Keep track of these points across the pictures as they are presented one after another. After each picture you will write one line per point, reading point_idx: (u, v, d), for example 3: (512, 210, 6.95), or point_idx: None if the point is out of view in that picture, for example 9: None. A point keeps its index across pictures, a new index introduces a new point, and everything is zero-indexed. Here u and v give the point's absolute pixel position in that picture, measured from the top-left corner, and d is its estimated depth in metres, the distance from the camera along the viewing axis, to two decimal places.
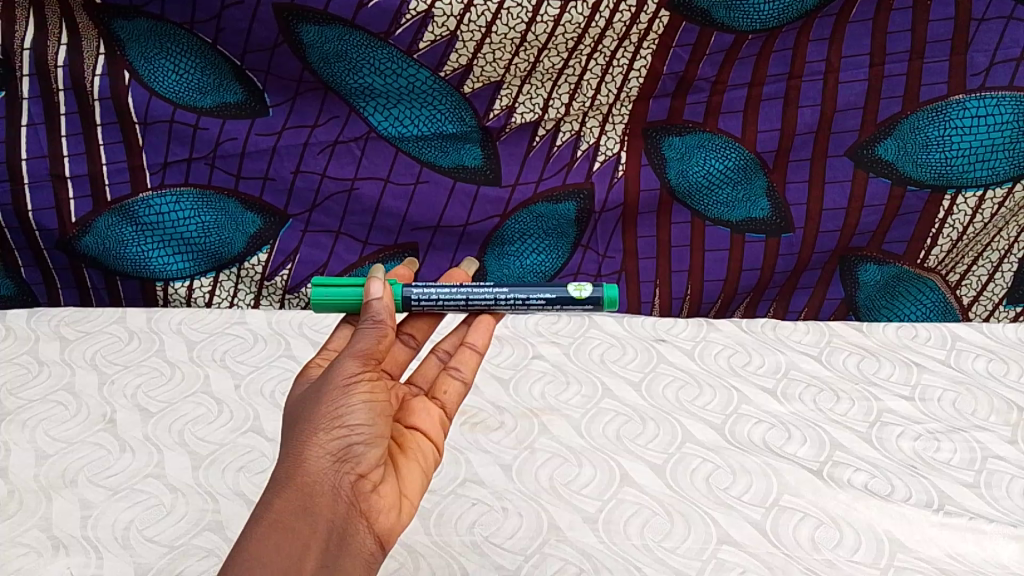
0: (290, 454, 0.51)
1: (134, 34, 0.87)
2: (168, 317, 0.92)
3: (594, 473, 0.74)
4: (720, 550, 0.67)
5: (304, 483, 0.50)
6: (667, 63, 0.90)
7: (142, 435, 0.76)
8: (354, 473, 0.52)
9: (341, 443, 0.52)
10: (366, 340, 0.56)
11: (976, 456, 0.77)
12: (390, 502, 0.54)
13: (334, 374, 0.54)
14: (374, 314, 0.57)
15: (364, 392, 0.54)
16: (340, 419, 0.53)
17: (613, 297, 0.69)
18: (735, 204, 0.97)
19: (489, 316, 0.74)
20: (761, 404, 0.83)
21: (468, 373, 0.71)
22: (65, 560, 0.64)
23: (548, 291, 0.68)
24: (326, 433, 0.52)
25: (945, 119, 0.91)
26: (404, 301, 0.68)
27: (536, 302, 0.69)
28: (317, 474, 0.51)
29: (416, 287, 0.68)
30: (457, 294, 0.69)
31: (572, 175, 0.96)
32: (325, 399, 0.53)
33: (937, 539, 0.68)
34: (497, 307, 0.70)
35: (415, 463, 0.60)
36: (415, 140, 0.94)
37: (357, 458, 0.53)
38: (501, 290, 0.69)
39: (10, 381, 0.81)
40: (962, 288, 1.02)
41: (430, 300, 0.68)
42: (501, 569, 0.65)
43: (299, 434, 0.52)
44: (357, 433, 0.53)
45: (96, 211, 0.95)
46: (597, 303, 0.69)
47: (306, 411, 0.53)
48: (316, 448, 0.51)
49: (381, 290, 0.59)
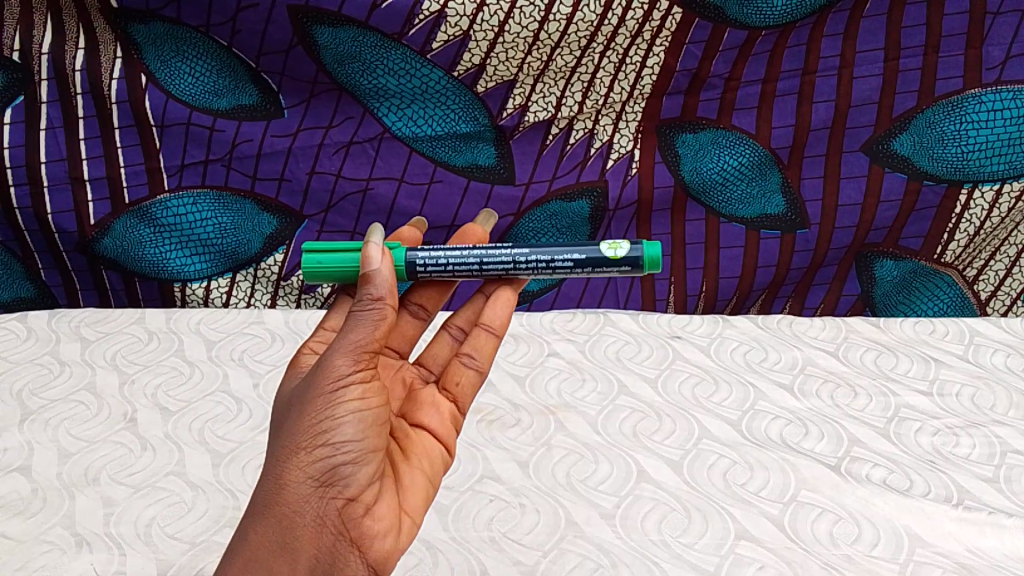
0: (271, 477, 0.52)
1: (150, 38, 0.88)
2: (188, 316, 0.92)
3: (610, 469, 0.74)
4: (739, 545, 0.67)
5: (285, 512, 0.51)
6: (681, 61, 0.90)
7: (163, 434, 0.76)
8: (341, 497, 0.52)
9: (324, 466, 0.52)
10: (360, 331, 0.53)
11: (995, 450, 0.77)
12: (386, 525, 0.54)
13: (318, 381, 0.53)
14: (372, 293, 0.54)
15: (352, 401, 0.53)
16: (324, 437, 0.52)
17: (654, 257, 0.64)
18: (750, 201, 0.97)
19: (510, 288, 0.68)
20: (778, 401, 0.83)
21: (484, 361, 0.69)
22: (88, 557, 0.64)
23: (576, 251, 0.64)
24: (308, 455, 0.52)
25: (962, 113, 0.91)
26: (408, 265, 0.64)
27: (563, 264, 0.64)
28: (298, 500, 0.52)
29: (422, 251, 0.64)
30: (470, 257, 0.64)
31: (586, 173, 0.96)
32: (308, 413, 0.52)
33: (957, 533, 0.68)
34: (518, 272, 0.65)
35: (417, 470, 0.60)
36: (430, 139, 0.94)
37: (345, 480, 0.53)
38: (521, 252, 0.64)
39: (32, 382, 0.82)
40: (980, 283, 1.02)
41: (437, 266, 0.64)
42: (519, 565, 0.65)
43: (280, 454, 0.52)
44: (342, 453, 0.52)
45: (115, 213, 0.96)
46: (635, 263, 0.63)
47: (290, 423, 0.53)
48: (297, 472, 0.52)
49: (380, 258, 0.56)
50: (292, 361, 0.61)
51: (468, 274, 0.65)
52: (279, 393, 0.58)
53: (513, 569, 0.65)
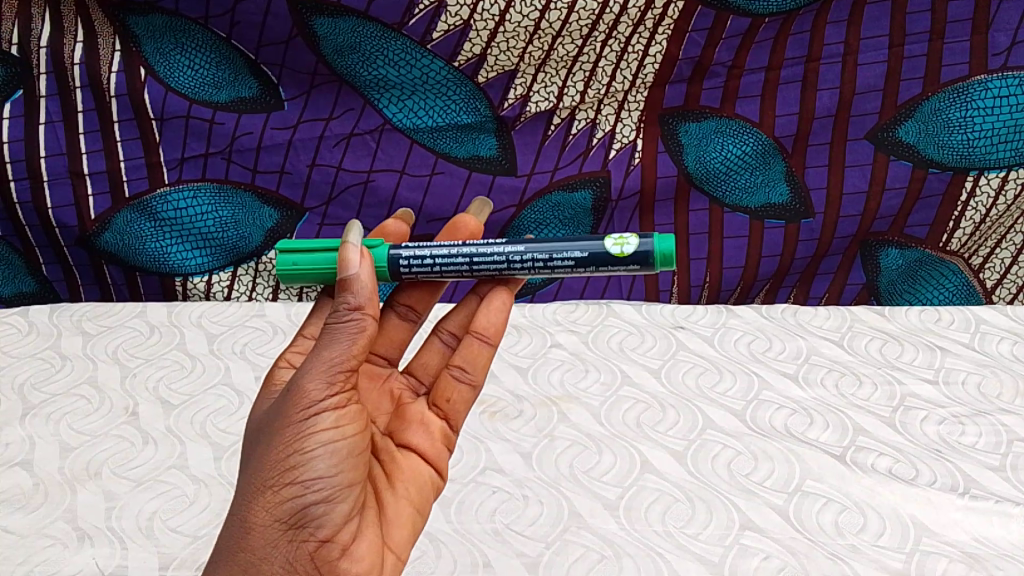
0: (237, 517, 0.51)
1: (150, 30, 0.88)
2: (189, 310, 0.92)
3: (614, 460, 0.73)
4: (743, 535, 0.66)
5: (251, 556, 0.51)
6: (684, 48, 0.89)
7: (165, 427, 0.76)
8: (313, 539, 0.52)
9: (294, 507, 0.51)
10: (333, 350, 0.51)
11: (1002, 439, 0.76)
12: (365, 566, 0.53)
13: (286, 412, 0.51)
14: (350, 302, 0.52)
15: (324, 431, 0.51)
16: (293, 475, 0.51)
17: (665, 252, 0.58)
18: (754, 191, 0.96)
19: (505, 288, 0.65)
20: (783, 390, 0.82)
21: (477, 374, 0.65)
22: (90, 551, 0.64)
23: (577, 248, 0.59)
24: (275, 496, 0.51)
25: (967, 100, 0.90)
26: (391, 265, 0.60)
27: (563, 262, 0.59)
28: (266, 543, 0.51)
29: (407, 249, 0.60)
30: (458, 257, 0.59)
31: (589, 164, 0.95)
32: (276, 448, 0.51)
33: (963, 523, 0.68)
34: (513, 272, 0.60)
35: (403, 496, 0.59)
36: (430, 131, 0.94)
37: (316, 522, 0.52)
38: (515, 251, 0.59)
39: (33, 376, 0.82)
40: (986, 271, 1.01)
41: (422, 265, 0.60)
42: (522, 556, 0.65)
43: (246, 492, 0.51)
44: (313, 492, 0.51)
45: (115, 208, 0.96)
46: (644, 260, 0.58)
47: (257, 457, 0.52)
48: (265, 513, 0.51)
49: (359, 261, 0.53)
50: (267, 376, 0.60)
51: (458, 275, 0.60)
52: (251, 415, 0.57)
53: (517, 560, 0.65)
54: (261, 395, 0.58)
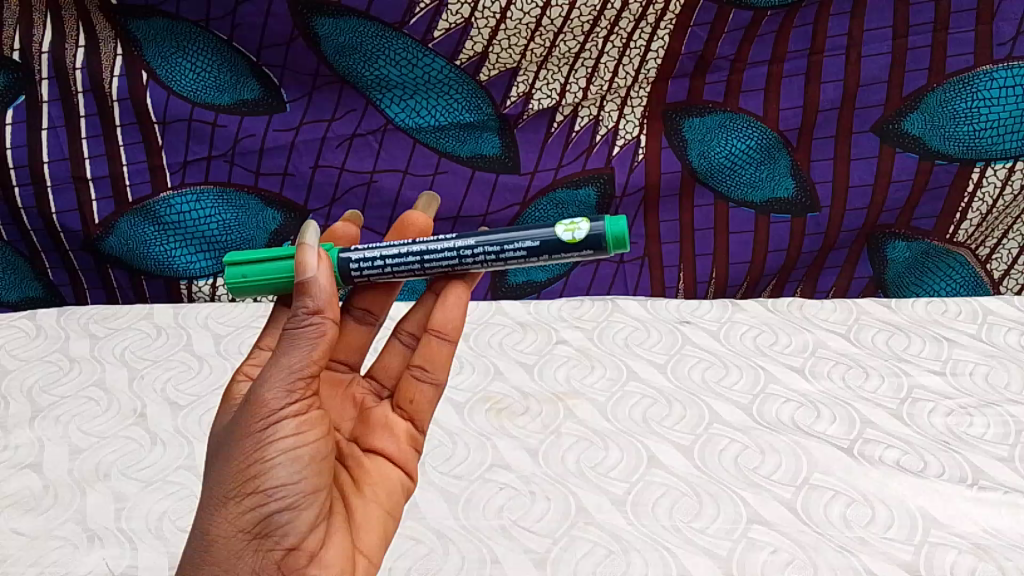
0: (200, 532, 0.51)
1: (151, 34, 0.88)
2: (195, 311, 0.92)
3: (621, 455, 0.73)
4: (751, 529, 0.66)
5: (216, 569, 0.51)
6: (686, 43, 0.89)
7: (173, 428, 0.77)
8: (279, 547, 0.52)
9: (257, 517, 0.51)
10: (294, 355, 0.52)
11: (1010, 429, 0.76)
12: (336, 572, 0.53)
13: (245, 422, 0.51)
14: (309, 305, 0.52)
15: (285, 438, 0.52)
16: (254, 484, 0.51)
17: (618, 233, 0.57)
18: (760, 185, 0.96)
19: (462, 284, 0.64)
20: (789, 383, 0.82)
21: (438, 372, 0.65)
22: (100, 552, 0.65)
23: (528, 238, 0.58)
24: (238, 506, 0.51)
25: (973, 90, 0.90)
26: (342, 268, 0.60)
27: (515, 253, 0.58)
28: (231, 554, 0.51)
29: (356, 252, 0.60)
30: (409, 254, 0.60)
31: (593, 160, 0.95)
32: (237, 458, 0.51)
33: (972, 514, 0.68)
34: (466, 266, 0.60)
35: (371, 500, 0.60)
36: (434, 130, 0.94)
37: (282, 529, 0.52)
38: (465, 244, 0.59)
39: (41, 379, 0.83)
40: (993, 262, 1.01)
41: (373, 267, 0.60)
42: (530, 552, 0.65)
43: (208, 505, 0.51)
44: (276, 500, 0.51)
45: (118, 212, 0.96)
46: (597, 244, 0.57)
47: (217, 470, 0.52)
48: (228, 524, 0.51)
49: (316, 264, 0.54)
50: (226, 391, 0.59)
51: (410, 273, 0.60)
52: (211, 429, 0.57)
53: (525, 556, 0.65)
54: (221, 411, 0.57)
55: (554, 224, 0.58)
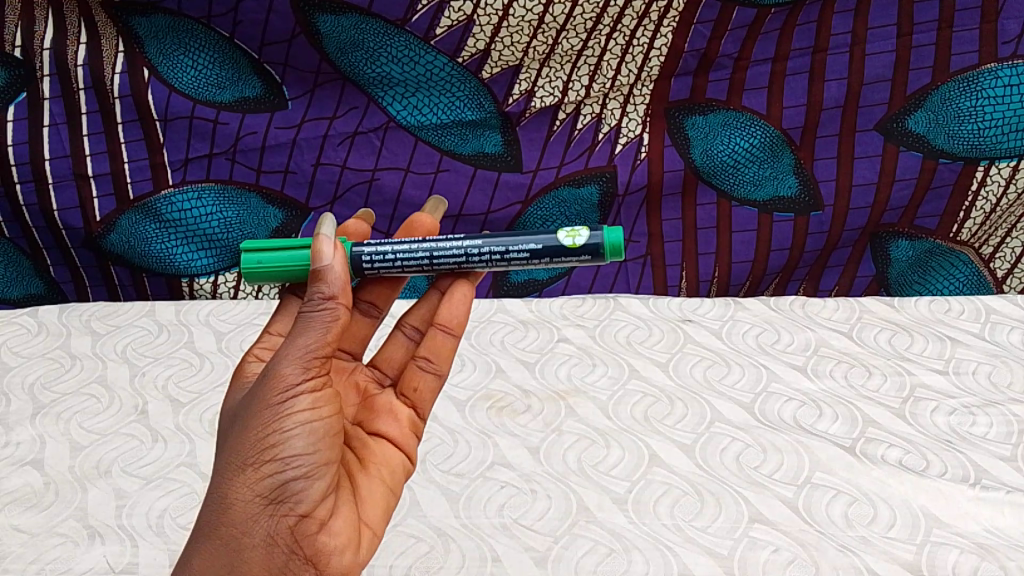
0: (217, 496, 0.51)
1: (153, 31, 0.88)
2: (197, 309, 0.92)
3: (622, 455, 0.73)
4: (752, 528, 0.66)
5: (232, 532, 0.51)
6: (689, 41, 0.89)
7: (174, 425, 0.77)
8: (293, 513, 0.51)
9: (274, 484, 0.51)
10: (310, 334, 0.51)
11: (1013, 429, 0.75)
12: (344, 541, 0.53)
13: (264, 393, 0.51)
14: (323, 291, 0.52)
15: (302, 411, 0.52)
16: (273, 451, 0.51)
17: (616, 243, 0.59)
18: (762, 183, 0.96)
19: (467, 282, 0.65)
20: (792, 382, 0.82)
21: (442, 365, 0.66)
22: (101, 549, 0.65)
23: (532, 240, 0.59)
24: (256, 472, 0.51)
25: (978, 89, 0.90)
26: (353, 261, 0.60)
27: (519, 255, 0.59)
28: (246, 519, 0.51)
29: (369, 246, 0.60)
30: (419, 251, 0.60)
31: (595, 159, 0.95)
32: (255, 428, 0.51)
33: (975, 513, 0.67)
34: (472, 266, 0.60)
35: (376, 478, 0.59)
36: (436, 128, 0.94)
37: (296, 496, 0.51)
38: (473, 244, 0.59)
39: (43, 376, 0.83)
40: (996, 261, 1.01)
41: (384, 261, 0.60)
42: (531, 550, 0.65)
43: (226, 470, 0.51)
44: (292, 468, 0.51)
45: (120, 210, 0.96)
46: (595, 251, 0.59)
47: (236, 438, 0.52)
48: (246, 489, 0.51)
49: (332, 252, 0.54)
50: (238, 369, 0.60)
51: (419, 269, 0.60)
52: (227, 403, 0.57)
53: (526, 554, 0.65)
54: (233, 388, 0.59)
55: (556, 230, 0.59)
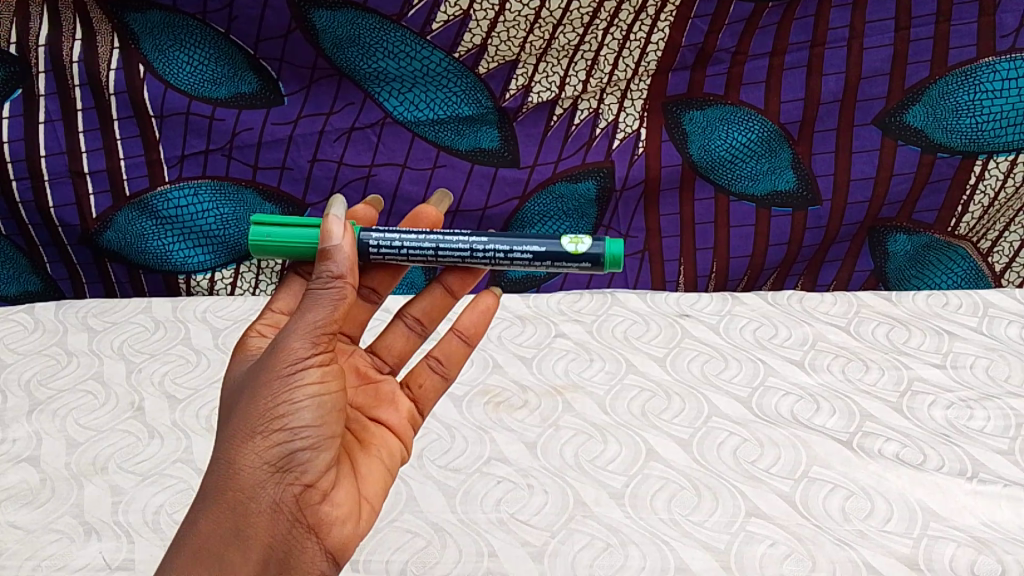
0: (223, 461, 0.50)
1: (148, 27, 0.88)
2: (194, 305, 0.92)
3: (619, 449, 0.73)
4: (749, 522, 0.66)
5: (238, 499, 0.50)
6: (686, 35, 0.88)
7: (171, 422, 0.77)
8: (298, 483, 0.51)
9: (281, 452, 0.50)
10: (318, 310, 0.51)
11: (1011, 422, 0.75)
12: (345, 512, 0.53)
13: (274, 363, 0.51)
14: (332, 270, 0.52)
15: (311, 384, 0.51)
16: (282, 421, 0.50)
17: (615, 255, 0.60)
18: (760, 178, 0.96)
19: (490, 294, 0.68)
20: (789, 376, 0.82)
21: (450, 368, 0.68)
22: (97, 545, 0.65)
23: (536, 243, 0.60)
24: (264, 440, 0.50)
25: (975, 82, 0.90)
26: (360, 246, 0.60)
27: (521, 256, 0.60)
28: (253, 487, 0.50)
29: (377, 232, 0.60)
30: (426, 242, 0.60)
31: (592, 154, 0.95)
32: (264, 397, 0.51)
33: (972, 507, 0.67)
34: (475, 263, 0.61)
35: (376, 458, 0.59)
36: (432, 123, 0.94)
37: (302, 466, 0.51)
38: (480, 239, 0.60)
39: (40, 373, 0.83)
40: (994, 255, 1.00)
41: (391, 248, 0.60)
42: (527, 545, 0.65)
43: (234, 437, 0.50)
44: (300, 438, 0.51)
45: (116, 206, 0.96)
46: (596, 260, 0.59)
47: (242, 407, 0.51)
48: (253, 456, 0.50)
49: (342, 233, 0.55)
50: (239, 345, 0.60)
51: (423, 260, 0.61)
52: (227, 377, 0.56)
53: (522, 549, 0.65)
54: (234, 364, 0.58)
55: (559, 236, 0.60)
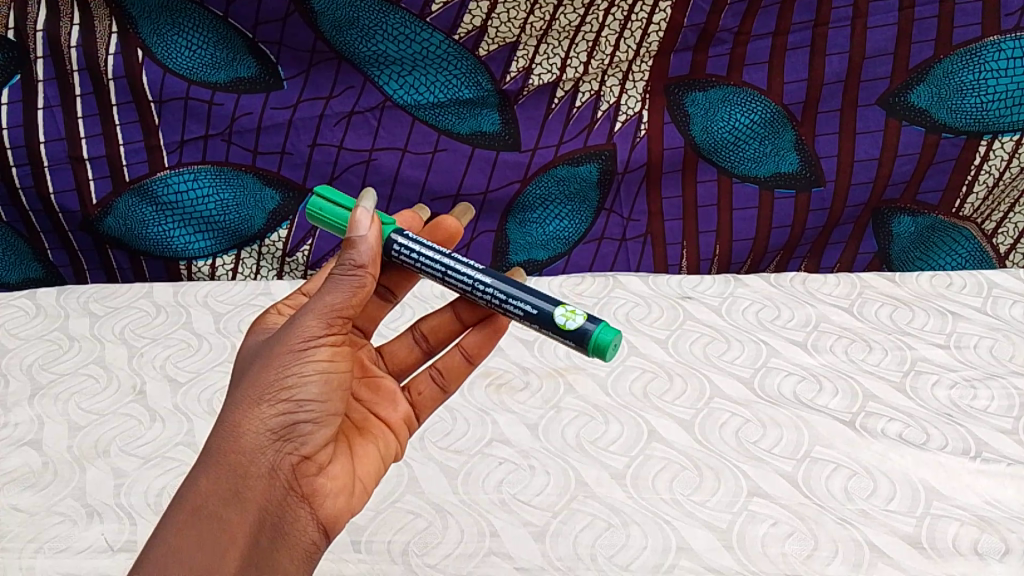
0: (228, 423, 0.50)
1: (146, 11, 0.87)
2: (195, 289, 0.92)
3: (621, 430, 0.73)
4: (751, 502, 0.66)
5: (238, 461, 0.50)
6: (689, 15, 0.87)
7: (173, 404, 0.77)
8: (296, 453, 0.51)
9: (284, 421, 0.51)
10: (337, 295, 0.51)
11: (1015, 402, 0.75)
12: (339, 486, 0.54)
13: (288, 336, 0.51)
14: (355, 259, 0.52)
15: (321, 361, 0.52)
16: (289, 392, 0.51)
17: (603, 343, 0.57)
18: (763, 160, 0.95)
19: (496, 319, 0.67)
20: (792, 357, 0.81)
21: (450, 381, 0.67)
22: (99, 527, 0.65)
23: (530, 302, 0.58)
24: (270, 407, 0.50)
25: (981, 61, 0.89)
26: (385, 244, 0.62)
27: (513, 309, 0.59)
28: (254, 451, 0.50)
29: (403, 238, 0.62)
30: (439, 262, 0.61)
31: (594, 137, 0.94)
32: (275, 366, 0.51)
33: (976, 486, 0.67)
34: (477, 298, 0.61)
35: (373, 446, 0.59)
36: (433, 107, 0.93)
37: (303, 438, 0.52)
38: (483, 278, 0.59)
39: (41, 357, 0.83)
40: (999, 236, 1.00)
41: (409, 257, 0.61)
42: (529, 525, 0.65)
43: (242, 401, 0.50)
44: (305, 411, 0.51)
45: (116, 192, 0.96)
46: (579, 340, 0.57)
47: (253, 374, 0.51)
48: (257, 422, 0.50)
49: (368, 224, 0.54)
50: (257, 319, 0.60)
51: (433, 278, 0.62)
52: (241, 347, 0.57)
53: (523, 530, 0.65)
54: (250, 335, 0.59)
55: (558, 303, 0.58)
